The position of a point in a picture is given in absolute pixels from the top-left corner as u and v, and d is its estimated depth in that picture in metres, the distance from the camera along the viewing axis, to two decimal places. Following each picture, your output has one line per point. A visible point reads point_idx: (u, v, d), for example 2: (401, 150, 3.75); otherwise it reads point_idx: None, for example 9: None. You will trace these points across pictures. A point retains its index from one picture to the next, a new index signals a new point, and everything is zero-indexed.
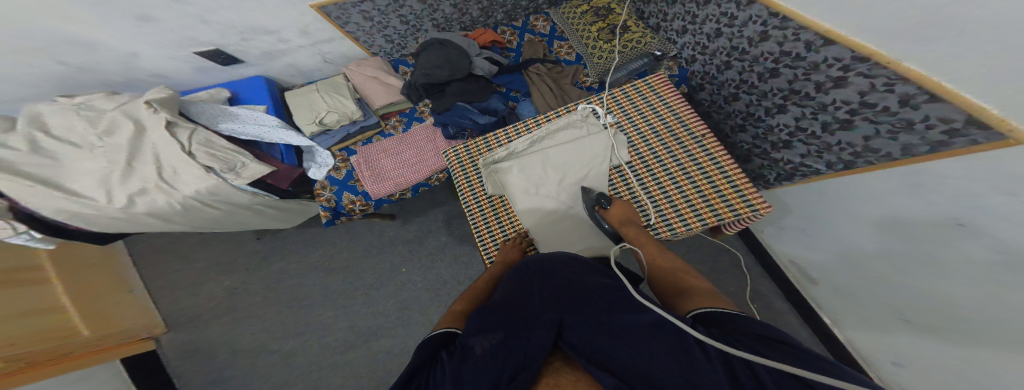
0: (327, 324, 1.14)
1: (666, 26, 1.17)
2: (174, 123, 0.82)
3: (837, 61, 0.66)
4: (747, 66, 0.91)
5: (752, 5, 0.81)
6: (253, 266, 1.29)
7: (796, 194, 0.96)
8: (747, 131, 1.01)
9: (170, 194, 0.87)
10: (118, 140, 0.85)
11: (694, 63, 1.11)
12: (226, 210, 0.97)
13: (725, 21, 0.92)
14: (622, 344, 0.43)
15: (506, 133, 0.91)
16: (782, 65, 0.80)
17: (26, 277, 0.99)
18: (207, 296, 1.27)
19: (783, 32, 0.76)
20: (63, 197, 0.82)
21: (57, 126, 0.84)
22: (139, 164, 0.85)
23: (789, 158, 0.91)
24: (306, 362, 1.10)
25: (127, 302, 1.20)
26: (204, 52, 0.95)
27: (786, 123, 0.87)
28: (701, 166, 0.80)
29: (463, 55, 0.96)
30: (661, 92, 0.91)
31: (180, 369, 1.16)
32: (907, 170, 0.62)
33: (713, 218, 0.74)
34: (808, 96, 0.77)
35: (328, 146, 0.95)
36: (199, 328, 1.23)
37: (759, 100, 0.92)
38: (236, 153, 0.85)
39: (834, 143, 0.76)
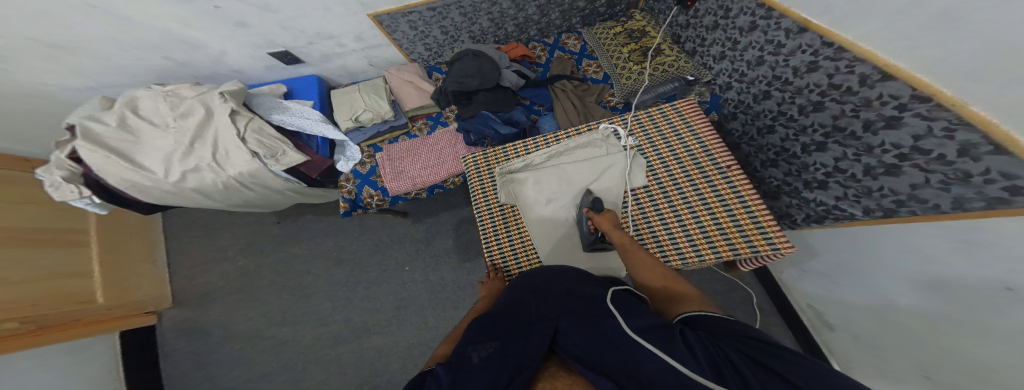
0: (327, 314, 1.26)
1: (703, 51, 1.13)
2: (236, 112, 0.96)
3: (893, 98, 0.61)
4: (788, 98, 0.87)
5: (804, 33, 0.76)
6: (269, 249, 1.40)
7: (827, 237, 0.96)
8: (780, 166, 0.98)
9: (218, 173, 0.98)
10: (188, 123, 0.98)
11: (730, 90, 1.07)
12: (259, 192, 1.08)
13: (770, 49, 0.87)
14: (614, 348, 0.45)
15: (524, 146, 0.97)
16: (829, 98, 0.76)
17: (73, 238, 1.15)
18: (219, 275, 1.38)
19: (836, 63, 0.71)
20: (130, 167, 0.94)
21: (145, 108, 1.01)
22: (199, 145, 0.97)
23: (823, 199, 0.87)
24: (300, 347, 1.24)
25: (147, 274, 1.33)
26: (275, 53, 1.08)
27: (823, 163, 0.83)
28: (724, 200, 0.82)
29: (494, 67, 1.03)
30: (689, 119, 0.94)
31: (184, 346, 1.29)
32: (956, 226, 0.60)
33: (729, 252, 0.77)
34: (855, 136, 0.73)
35: (358, 141, 1.06)
36: (204, 305, 1.34)
37: (797, 136, 0.88)
38: (280, 141, 0.96)
39: (876, 189, 0.72)
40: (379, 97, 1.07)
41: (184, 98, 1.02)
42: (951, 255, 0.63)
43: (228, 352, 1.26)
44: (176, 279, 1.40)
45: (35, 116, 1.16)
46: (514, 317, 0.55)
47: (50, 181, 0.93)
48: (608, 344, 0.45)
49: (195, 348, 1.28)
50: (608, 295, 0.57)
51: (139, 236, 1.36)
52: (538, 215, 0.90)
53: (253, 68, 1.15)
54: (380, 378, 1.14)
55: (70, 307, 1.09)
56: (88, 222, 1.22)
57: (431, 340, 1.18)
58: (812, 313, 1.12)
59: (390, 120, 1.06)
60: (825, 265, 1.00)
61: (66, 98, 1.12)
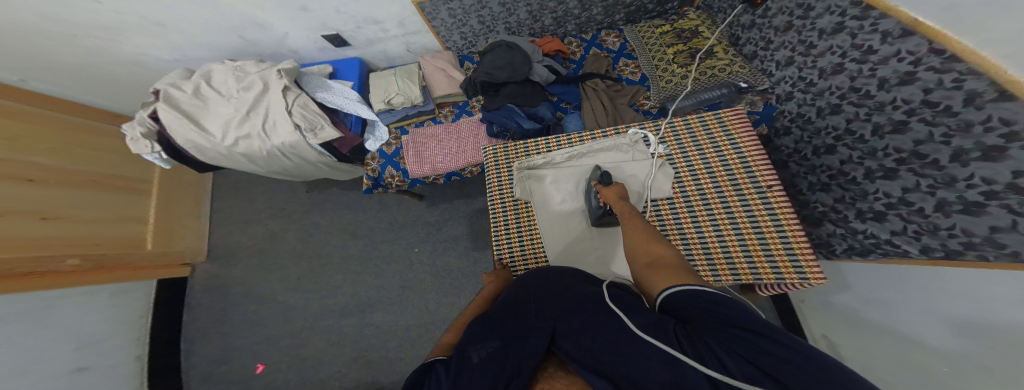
0: (337, 284, 1.37)
1: (765, 55, 0.98)
2: (287, 88, 1.06)
3: (1003, 125, 0.49)
4: (862, 115, 0.73)
5: (908, 37, 0.61)
6: (295, 216, 1.51)
7: (866, 271, 0.87)
8: (830, 190, 0.86)
9: (265, 141, 1.07)
10: (248, 94, 1.09)
11: (789, 102, 0.93)
12: (296, 162, 1.17)
13: (855, 56, 0.72)
14: (615, 349, 0.40)
15: (547, 142, 0.96)
16: (916, 118, 0.63)
17: (134, 188, 1.36)
18: (250, 235, 1.52)
19: (940, 76, 0.56)
20: (195, 130, 1.07)
21: (217, 80, 1.14)
22: (253, 115, 1.07)
23: (875, 232, 0.77)
24: (307, 314, 1.36)
25: (190, 226, 1.50)
26: (327, 36, 1.14)
27: (886, 192, 0.72)
28: (757, 223, 0.77)
29: (526, 60, 1.03)
30: (731, 128, 0.86)
31: (208, 298, 1.45)
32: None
33: (750, 277, 0.73)
34: (936, 165, 0.61)
35: (388, 122, 1.12)
36: (231, 263, 1.49)
37: (861, 159, 0.76)
38: (319, 117, 1.04)
39: (945, 227, 0.62)
40: (411, 83, 1.12)
41: (248, 73, 1.14)
42: (1016, 309, 0.53)
43: (244, 310, 1.40)
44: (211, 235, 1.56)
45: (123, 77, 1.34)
46: (514, 315, 0.52)
47: (132, 135, 1.09)
48: (604, 342, 0.42)
49: (215, 301, 1.44)
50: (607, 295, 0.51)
51: (191, 194, 1.55)
52: (557, 209, 0.90)
53: (307, 49, 1.23)
54: (375, 354, 1.24)
55: (122, 248, 1.27)
56: (151, 175, 1.44)
57: (429, 323, 1.25)
58: (822, 344, 1.05)
59: (419, 105, 1.12)
60: (859, 299, 0.90)
61: (159, 68, 1.32)
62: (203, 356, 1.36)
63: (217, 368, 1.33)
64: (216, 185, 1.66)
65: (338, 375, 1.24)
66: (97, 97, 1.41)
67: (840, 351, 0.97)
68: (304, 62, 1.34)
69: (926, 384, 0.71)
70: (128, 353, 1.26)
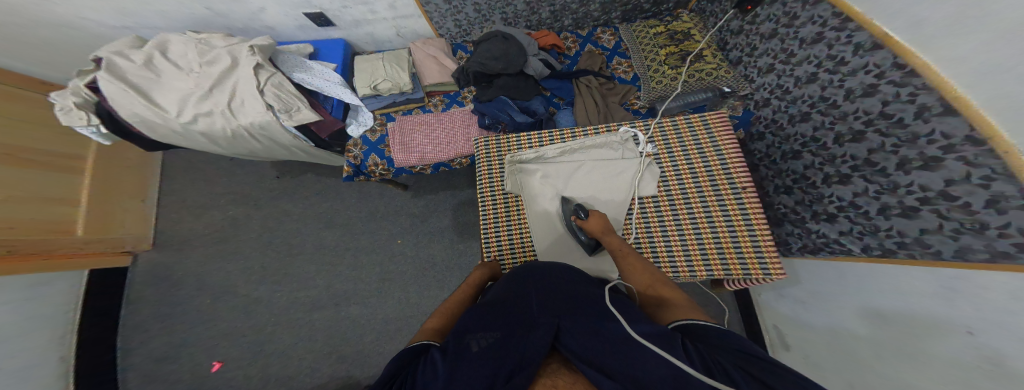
0: (309, 277, 1.31)
1: (749, 61, 1.04)
2: (261, 66, 0.98)
3: (942, 137, 0.58)
4: (828, 123, 0.81)
5: (877, 50, 0.67)
6: (262, 203, 1.41)
7: (813, 268, 0.97)
8: (793, 193, 0.95)
9: (229, 120, 0.99)
10: (212, 70, 0.99)
11: (765, 108, 1.00)
12: (266, 144, 1.09)
13: (829, 66, 0.79)
14: (617, 349, 0.45)
15: (540, 137, 0.98)
16: (873, 129, 0.71)
17: (67, 164, 1.21)
18: (207, 222, 1.41)
19: (898, 89, 0.64)
20: (144, 103, 0.95)
21: (175, 52, 1.03)
22: (217, 92, 0.98)
23: (825, 232, 0.87)
24: (273, 308, 1.29)
25: (135, 210, 1.36)
26: (309, 14, 1.07)
27: (840, 196, 0.81)
28: (731, 221, 0.84)
29: (522, 53, 1.03)
30: (715, 131, 0.92)
31: (158, 290, 1.34)
32: (950, 273, 0.60)
33: (722, 272, 0.81)
34: (884, 172, 0.70)
35: (372, 109, 1.09)
36: (183, 251, 1.38)
37: (821, 165, 0.85)
38: (296, 98, 0.98)
39: (884, 228, 0.72)
40: (400, 68, 1.09)
41: (213, 47, 1.04)
42: (927, 299, 0.65)
43: (196, 304, 1.31)
44: (159, 222, 1.43)
45: (51, 37, 1.15)
46: (512, 312, 0.55)
47: (60, 104, 0.94)
48: (608, 342, 0.46)
49: (164, 294, 1.33)
50: (606, 298, 0.58)
51: (134, 174, 1.39)
52: (542, 208, 0.92)
53: (286, 27, 1.15)
54: (349, 349, 1.20)
55: (48, 233, 1.13)
56: (87, 151, 1.28)
57: (409, 316, 1.22)
58: (773, 333, 1.16)
59: (408, 93, 1.09)
60: (806, 293, 1.00)
61: (104, 33, 1.17)
62: (143, 355, 1.27)
63: (162, 368, 1.24)
64: (167, 167, 1.52)
65: (309, 370, 1.19)
66: (9, 57, 1.18)
67: (789, 340, 1.09)
68: (280, 39, 1.24)
69: (856, 364, 0.82)
70: (49, 353, 1.14)
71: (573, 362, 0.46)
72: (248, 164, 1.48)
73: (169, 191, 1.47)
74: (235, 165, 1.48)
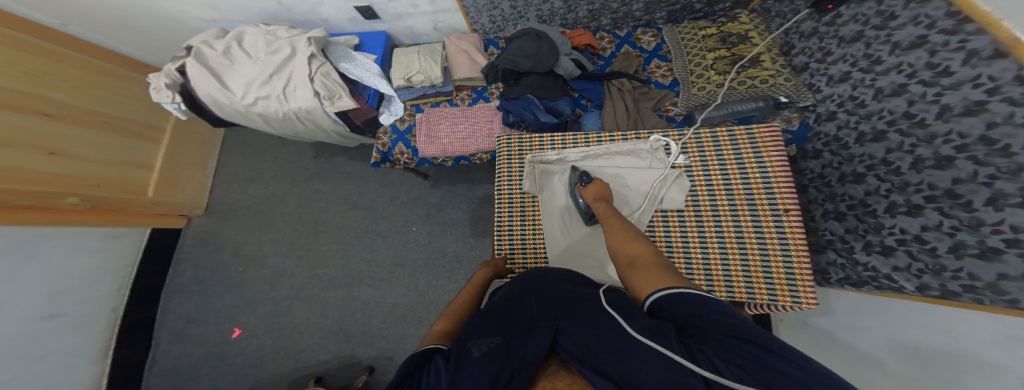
0: (330, 255, 1.37)
1: (817, 68, 0.91)
2: (314, 56, 1.07)
3: None
4: (908, 145, 0.67)
5: (996, 59, 0.51)
6: (299, 182, 1.52)
7: (856, 304, 0.82)
8: (845, 220, 0.83)
9: (283, 104, 1.08)
10: (275, 58, 1.10)
11: (828, 123, 0.88)
12: (310, 128, 1.19)
13: (925, 77, 0.63)
14: (614, 349, 0.39)
15: (563, 138, 0.94)
16: (966, 155, 0.57)
17: (147, 134, 1.40)
18: (251, 195, 1.55)
19: (1016, 110, 0.49)
20: (217, 86, 1.08)
21: (248, 41, 1.15)
22: (276, 78, 1.08)
23: (875, 266, 0.74)
24: (294, 281, 1.37)
25: (195, 178, 1.53)
26: (358, 7, 1.15)
27: (903, 228, 0.68)
28: (765, 244, 0.75)
29: (553, 52, 1.02)
30: (760, 144, 0.82)
31: (203, 252, 1.49)
32: (1022, 323, 0.49)
33: (744, 295, 0.74)
34: (968, 207, 0.57)
35: (405, 99, 1.13)
36: (228, 219, 1.52)
37: (889, 192, 0.72)
38: (339, 87, 1.05)
39: (950, 269, 0.60)
40: (433, 62, 1.12)
41: (278, 38, 1.15)
42: (986, 346, 0.53)
43: (232, 269, 1.43)
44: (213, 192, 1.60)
45: (150, 26, 1.34)
46: (518, 310, 0.52)
47: (156, 84, 1.09)
48: (605, 340, 0.41)
49: (207, 257, 1.48)
50: (602, 299, 0.50)
51: (198, 145, 1.57)
52: (561, 206, 0.89)
53: (338, 19, 1.25)
54: (356, 329, 1.24)
55: (126, 193, 1.30)
56: (164, 124, 1.47)
57: (416, 304, 1.24)
58: None
59: (438, 86, 1.11)
60: (838, 326, 0.87)
61: (191, 25, 1.35)
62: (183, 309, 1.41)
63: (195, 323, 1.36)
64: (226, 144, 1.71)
65: (317, 345, 1.25)
66: (115, 40, 1.39)
67: None
68: (332, 32, 1.34)
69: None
70: (106, 304, 1.29)
71: (570, 363, 0.42)
72: (291, 145, 1.61)
73: (224, 165, 1.63)
74: (281, 145, 1.62)
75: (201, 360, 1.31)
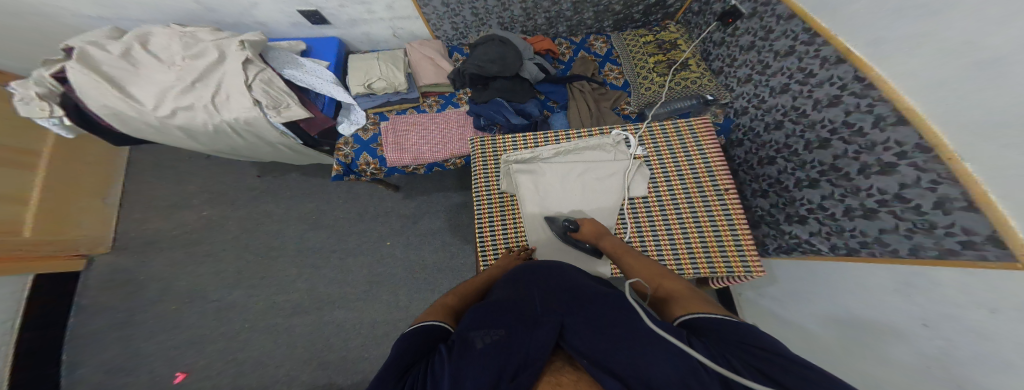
0: (290, 281, 1.23)
1: (729, 72, 1.11)
2: (250, 61, 0.95)
3: (897, 145, 0.63)
4: (799, 132, 0.87)
5: (840, 64, 0.73)
6: (240, 203, 1.34)
7: (789, 269, 0.99)
8: (768, 197, 1.01)
9: (212, 115, 0.95)
10: (197, 63, 0.96)
11: (743, 116, 1.06)
12: (249, 141, 1.06)
13: (799, 78, 0.85)
14: (624, 350, 0.42)
15: (535, 138, 1.00)
16: (837, 137, 0.77)
17: (22, 159, 1.11)
18: (177, 223, 1.31)
19: (859, 100, 0.70)
20: (118, 95, 0.90)
21: (156, 44, 0.99)
22: (201, 85, 0.94)
23: (797, 233, 0.92)
24: (246, 315, 1.19)
25: (95, 209, 1.26)
26: (304, 11, 1.06)
27: (810, 199, 0.86)
28: (715, 221, 0.88)
29: (518, 57, 1.06)
30: (699, 136, 0.97)
31: (113, 298, 1.22)
32: (907, 270, 0.65)
33: (707, 270, 0.84)
34: (848, 177, 0.76)
35: (366, 107, 1.07)
36: (147, 255, 1.27)
37: (793, 170, 0.91)
38: (286, 95, 0.96)
39: (849, 228, 0.78)
40: (395, 68, 1.08)
41: (200, 41, 1.01)
42: (889, 295, 0.69)
43: (161, 311, 1.20)
44: (122, 224, 1.32)
45: (17, 26, 1.08)
46: (518, 308, 0.52)
47: (21, 94, 0.87)
48: (611, 339, 0.45)
49: (120, 303, 1.22)
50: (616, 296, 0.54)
51: (94, 170, 1.30)
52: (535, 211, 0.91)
53: (278, 22, 1.13)
54: (333, 356, 1.13)
55: None
56: (44, 146, 1.18)
57: (399, 320, 1.17)
58: None
59: (403, 92, 1.08)
60: (780, 291, 1.04)
61: (80, 25, 1.12)
62: (96, 366, 1.13)
63: (112, 386, 1.11)
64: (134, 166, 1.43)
65: (285, 380, 1.10)
66: None
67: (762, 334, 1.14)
68: (271, 36, 1.22)
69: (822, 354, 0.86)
70: None
71: (577, 359, 0.45)
72: (226, 163, 1.41)
73: (134, 192, 1.37)
74: (212, 164, 1.41)
75: None
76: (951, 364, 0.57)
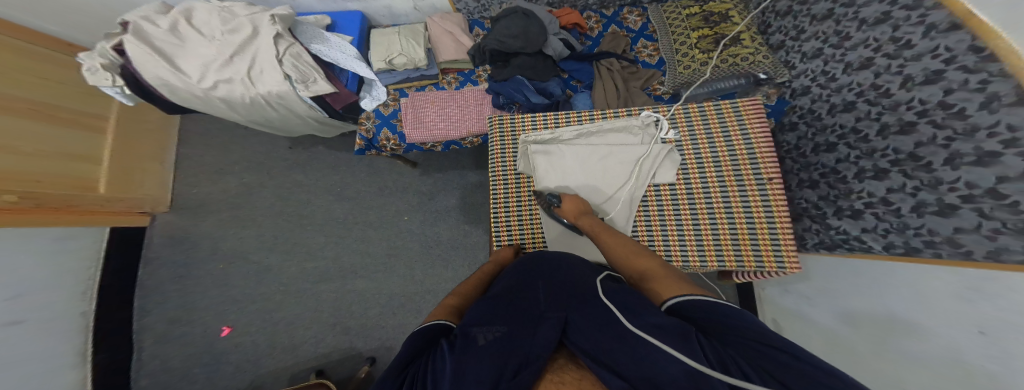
0: (318, 248, 1.33)
1: (791, 46, 0.98)
2: (280, 36, 0.99)
3: (1009, 131, 0.50)
4: (874, 113, 0.74)
5: (952, 31, 0.57)
6: (274, 173, 1.43)
7: (834, 264, 0.91)
8: (818, 187, 0.92)
9: (248, 88, 1.01)
10: (233, 38, 1.01)
11: (803, 97, 0.94)
12: (282, 114, 1.13)
13: (889, 50, 0.70)
14: (629, 352, 0.41)
15: (555, 118, 0.96)
16: (926, 119, 0.63)
17: (89, 123, 1.25)
18: (222, 189, 1.44)
19: (968, 76, 0.55)
20: (168, 68, 0.98)
21: (198, 19, 1.04)
22: (238, 60, 1.00)
23: (846, 228, 0.83)
24: (281, 277, 1.32)
25: (154, 173, 1.41)
26: None
27: (871, 191, 0.76)
28: (750, 212, 0.82)
29: (542, 32, 1.00)
30: (746, 117, 0.88)
31: (172, 252, 1.40)
32: (972, 274, 0.57)
33: (734, 263, 0.82)
34: (928, 167, 0.64)
35: (387, 83, 1.08)
36: (198, 217, 1.42)
37: (858, 158, 0.79)
38: (313, 69, 0.99)
39: (914, 226, 0.68)
40: (416, 43, 1.06)
41: (235, 16, 1.04)
42: (947, 300, 0.61)
43: (212, 267, 1.36)
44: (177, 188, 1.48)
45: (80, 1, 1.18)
46: (518, 305, 0.54)
47: (88, 65, 0.97)
48: (618, 341, 0.42)
49: (179, 257, 1.39)
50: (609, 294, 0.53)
51: (151, 135, 1.44)
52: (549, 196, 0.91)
53: None
54: (354, 321, 1.23)
55: (75, 189, 1.18)
56: (107, 112, 1.32)
57: (413, 294, 1.24)
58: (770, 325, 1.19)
59: (423, 68, 1.07)
60: (814, 290, 0.99)
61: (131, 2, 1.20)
62: (157, 316, 1.34)
63: (177, 328, 1.30)
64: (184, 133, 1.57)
65: (314, 340, 1.23)
66: (49, 23, 1.24)
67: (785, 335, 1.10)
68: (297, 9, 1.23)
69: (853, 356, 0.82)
70: (75, 309, 1.21)
71: (580, 356, 0.44)
72: (260, 135, 1.50)
73: (185, 158, 1.51)
74: (250, 135, 1.51)
75: (187, 364, 1.25)
76: (995, 374, 0.50)
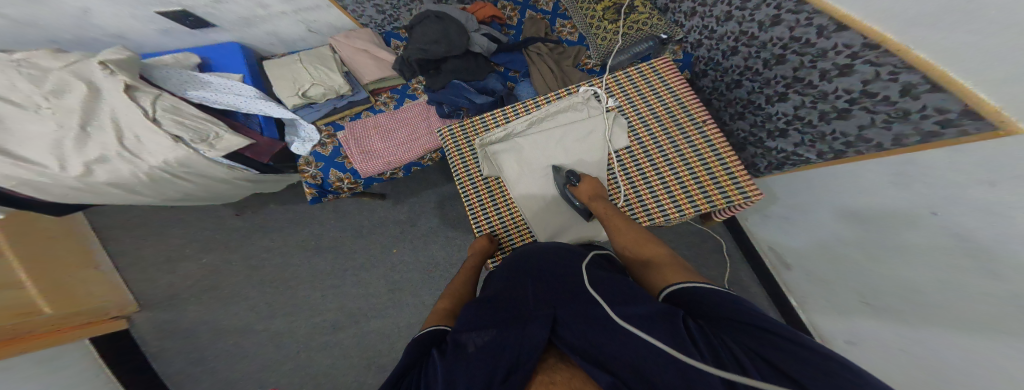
0: (317, 303, 1.30)
1: (675, 7, 1.05)
2: (134, 87, 0.80)
3: (847, 48, 0.62)
4: (754, 53, 0.83)
5: None
6: (234, 244, 1.39)
7: (785, 182, 0.98)
8: (745, 118, 0.95)
9: (135, 163, 0.81)
10: (69, 102, 0.77)
11: (700, 48, 1.01)
12: (199, 184, 0.94)
13: (738, 3, 0.82)
14: (619, 341, 0.39)
15: (503, 114, 0.89)
16: (790, 51, 0.74)
17: None
18: (184, 275, 1.36)
19: (797, 16, 0.69)
20: (10, 163, 0.72)
21: None
22: (96, 129, 0.78)
23: (783, 147, 0.88)
24: (297, 338, 1.27)
25: (95, 278, 1.25)
26: (166, 13, 0.94)
27: (784, 112, 0.83)
28: (700, 154, 0.79)
29: (462, 31, 0.96)
30: (664, 75, 0.88)
31: (162, 347, 1.27)
32: (896, 161, 0.63)
33: (706, 204, 0.75)
34: (812, 85, 0.73)
35: (312, 119, 0.97)
36: (177, 306, 1.32)
37: (761, 88, 0.86)
38: (210, 123, 0.84)
39: (828, 133, 0.74)
40: (329, 70, 1.00)
41: (48, 70, 0.79)
42: (888, 190, 0.67)
43: (222, 348, 1.27)
44: (133, 285, 1.33)
45: None
46: (510, 304, 0.50)
47: None
48: (607, 331, 0.41)
49: (181, 345, 1.27)
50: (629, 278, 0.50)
51: (63, 240, 1.25)
52: (522, 192, 0.82)
53: (147, 34, 1.02)
54: (385, 358, 1.21)
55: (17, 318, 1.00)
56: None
57: None
58: (771, 254, 1.17)
59: (348, 95, 1.00)
60: (788, 208, 1.01)
61: None
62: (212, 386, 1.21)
63: None
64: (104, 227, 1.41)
65: (357, 383, 1.18)
66: None
67: (787, 259, 1.10)
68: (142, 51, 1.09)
69: (847, 267, 0.86)
70: None
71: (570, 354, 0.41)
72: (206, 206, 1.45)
73: (123, 254, 1.37)
74: (194, 212, 1.44)
75: None
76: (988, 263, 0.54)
